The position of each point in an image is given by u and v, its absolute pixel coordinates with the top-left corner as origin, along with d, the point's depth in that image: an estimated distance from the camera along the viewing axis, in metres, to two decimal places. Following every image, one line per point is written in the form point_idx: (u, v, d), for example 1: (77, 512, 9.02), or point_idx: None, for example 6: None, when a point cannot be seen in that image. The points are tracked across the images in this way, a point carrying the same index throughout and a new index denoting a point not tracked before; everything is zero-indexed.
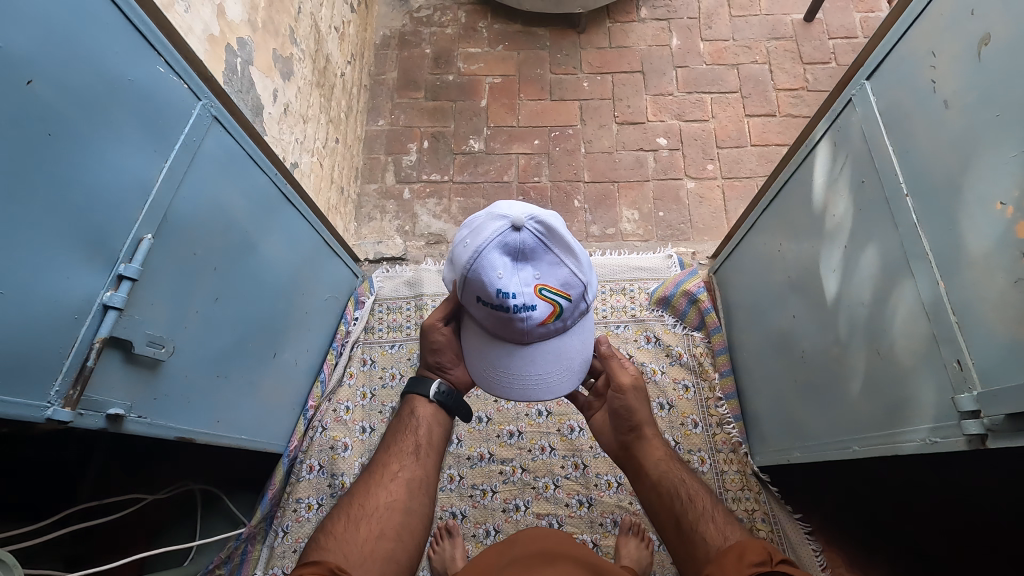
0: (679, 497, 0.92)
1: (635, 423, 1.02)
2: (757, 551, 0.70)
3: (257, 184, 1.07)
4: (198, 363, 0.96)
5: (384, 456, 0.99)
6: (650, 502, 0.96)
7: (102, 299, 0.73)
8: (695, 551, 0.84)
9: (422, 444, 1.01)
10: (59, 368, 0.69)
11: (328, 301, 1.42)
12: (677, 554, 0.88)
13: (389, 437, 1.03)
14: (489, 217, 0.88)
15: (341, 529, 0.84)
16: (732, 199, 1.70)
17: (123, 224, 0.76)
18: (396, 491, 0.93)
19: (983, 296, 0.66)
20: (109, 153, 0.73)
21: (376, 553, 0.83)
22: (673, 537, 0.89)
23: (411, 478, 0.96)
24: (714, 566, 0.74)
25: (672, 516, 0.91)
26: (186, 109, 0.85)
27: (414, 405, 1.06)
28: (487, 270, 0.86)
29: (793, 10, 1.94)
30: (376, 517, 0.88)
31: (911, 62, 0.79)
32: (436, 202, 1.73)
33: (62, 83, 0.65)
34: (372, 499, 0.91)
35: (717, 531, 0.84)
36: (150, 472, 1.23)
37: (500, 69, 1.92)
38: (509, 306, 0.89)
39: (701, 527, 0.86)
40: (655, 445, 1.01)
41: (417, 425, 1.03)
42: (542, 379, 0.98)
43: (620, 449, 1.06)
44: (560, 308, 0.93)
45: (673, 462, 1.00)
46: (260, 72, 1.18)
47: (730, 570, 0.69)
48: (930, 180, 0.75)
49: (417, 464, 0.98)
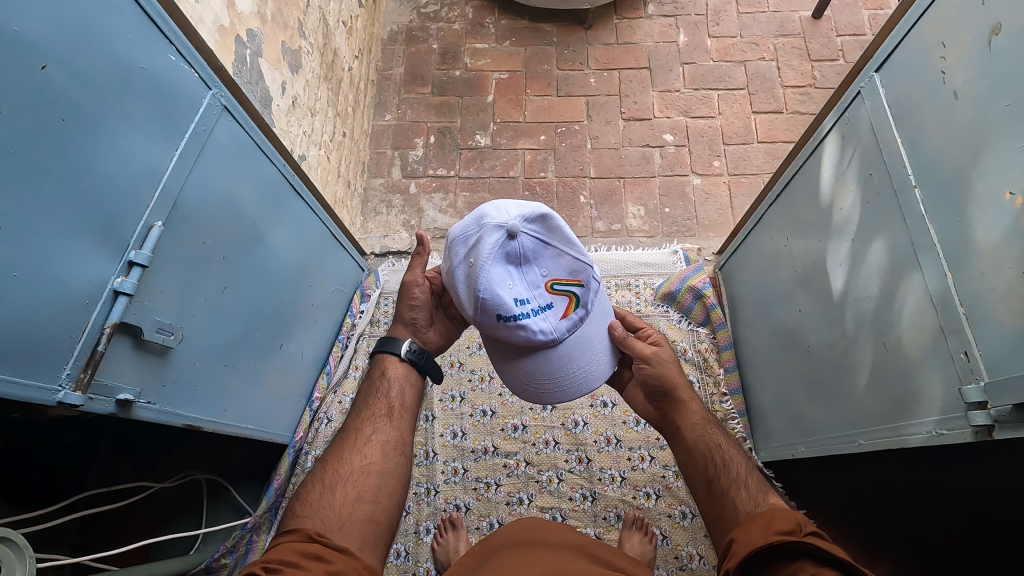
0: (712, 461, 0.90)
1: (668, 388, 1.01)
2: (787, 521, 0.70)
3: (265, 175, 1.08)
4: (205, 351, 0.96)
5: (356, 420, 0.95)
6: (684, 464, 0.95)
7: (113, 285, 0.74)
8: (724, 514, 0.83)
9: (395, 406, 0.97)
10: (71, 352, 0.69)
11: (334, 295, 1.43)
12: (705, 512, 0.88)
13: (361, 399, 1.00)
14: (481, 230, 0.88)
15: (315, 497, 0.81)
16: (738, 196, 1.69)
17: (134, 210, 0.77)
18: (372, 454, 0.89)
19: (992, 286, 0.66)
20: (120, 140, 0.73)
21: (356, 515, 0.80)
22: (704, 499, 0.89)
23: (385, 440, 0.92)
24: (741, 531, 0.74)
25: (704, 480, 0.90)
26: (197, 98, 0.86)
27: (384, 366, 1.03)
28: (496, 284, 0.86)
29: (801, 7, 1.94)
30: (351, 482, 0.84)
31: (921, 54, 0.79)
32: (442, 197, 1.74)
33: (76, 69, 0.66)
34: (346, 464, 0.87)
35: (749, 497, 0.82)
36: (155, 461, 1.24)
37: (507, 65, 1.92)
38: (528, 312, 0.88)
39: (733, 493, 0.84)
40: (693, 409, 1.00)
41: (388, 387, 1.00)
42: (583, 372, 0.96)
43: (659, 415, 1.06)
44: (576, 298, 0.92)
45: (710, 426, 0.98)
46: (269, 65, 1.19)
47: (757, 538, 0.70)
48: (939, 171, 0.75)
49: (392, 424, 0.94)
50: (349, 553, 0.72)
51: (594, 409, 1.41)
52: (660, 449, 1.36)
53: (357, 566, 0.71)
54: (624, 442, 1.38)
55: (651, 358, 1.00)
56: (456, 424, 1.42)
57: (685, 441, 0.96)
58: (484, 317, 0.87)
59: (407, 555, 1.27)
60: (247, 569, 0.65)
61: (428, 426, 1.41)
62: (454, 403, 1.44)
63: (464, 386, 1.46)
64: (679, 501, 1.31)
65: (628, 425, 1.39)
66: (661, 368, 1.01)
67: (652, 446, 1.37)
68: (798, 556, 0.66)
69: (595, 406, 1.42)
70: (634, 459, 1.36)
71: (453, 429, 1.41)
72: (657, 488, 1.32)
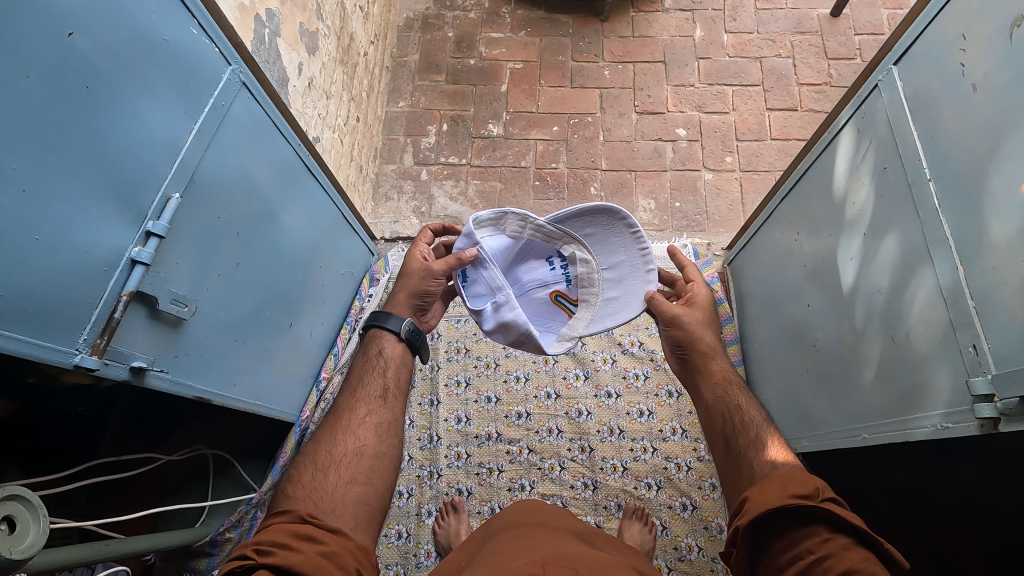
0: (732, 421, 0.89)
1: (692, 343, 1.00)
2: (803, 484, 0.71)
3: (281, 153, 1.09)
4: (217, 325, 0.97)
5: (350, 399, 0.95)
6: (704, 423, 0.94)
7: (131, 254, 0.75)
8: (741, 475, 0.82)
9: (390, 386, 0.97)
10: (88, 318, 0.71)
11: (343, 277, 1.44)
12: (722, 473, 0.87)
13: (355, 376, 0.99)
14: (451, 271, 1.01)
15: (309, 479, 0.82)
16: (749, 192, 1.69)
17: (153, 181, 0.78)
18: (365, 437, 0.89)
19: (1004, 280, 0.66)
20: (143, 112, 0.74)
21: (349, 497, 0.81)
22: (721, 459, 0.87)
23: (379, 422, 0.92)
24: (755, 489, 0.73)
25: (721, 439, 0.88)
26: (217, 73, 0.87)
27: (381, 344, 1.02)
28: (512, 225, 0.98)
29: (820, 4, 1.92)
30: (344, 465, 0.84)
31: (940, 46, 0.79)
32: (453, 184, 1.75)
33: (101, 39, 0.66)
34: (339, 446, 0.87)
35: (767, 459, 0.80)
36: (166, 436, 1.26)
37: (521, 55, 1.92)
38: (561, 260, 1.01)
39: (751, 455, 0.83)
40: (717, 368, 0.98)
41: (385, 365, 0.99)
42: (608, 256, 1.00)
43: (682, 369, 1.04)
44: (542, 318, 1.03)
45: (735, 386, 0.95)
46: (287, 45, 1.19)
47: (771, 499, 0.70)
48: (954, 164, 0.75)
49: (385, 406, 0.95)
50: (342, 533, 0.73)
51: (597, 399, 1.42)
52: (662, 441, 1.37)
53: (350, 545, 0.72)
54: (626, 433, 1.38)
55: (680, 318, 1.00)
56: (461, 410, 1.42)
57: (706, 400, 0.95)
58: (553, 226, 0.96)
59: (408, 537, 1.29)
60: (238, 551, 0.66)
61: (432, 410, 1.42)
62: (459, 388, 1.45)
63: (469, 372, 1.47)
64: (679, 493, 1.31)
65: (632, 416, 1.40)
66: (690, 325, 1.01)
67: (655, 437, 1.37)
68: (812, 520, 0.69)
69: (599, 396, 1.43)
70: (636, 450, 1.36)
71: (457, 415, 1.42)
72: (658, 479, 1.33)
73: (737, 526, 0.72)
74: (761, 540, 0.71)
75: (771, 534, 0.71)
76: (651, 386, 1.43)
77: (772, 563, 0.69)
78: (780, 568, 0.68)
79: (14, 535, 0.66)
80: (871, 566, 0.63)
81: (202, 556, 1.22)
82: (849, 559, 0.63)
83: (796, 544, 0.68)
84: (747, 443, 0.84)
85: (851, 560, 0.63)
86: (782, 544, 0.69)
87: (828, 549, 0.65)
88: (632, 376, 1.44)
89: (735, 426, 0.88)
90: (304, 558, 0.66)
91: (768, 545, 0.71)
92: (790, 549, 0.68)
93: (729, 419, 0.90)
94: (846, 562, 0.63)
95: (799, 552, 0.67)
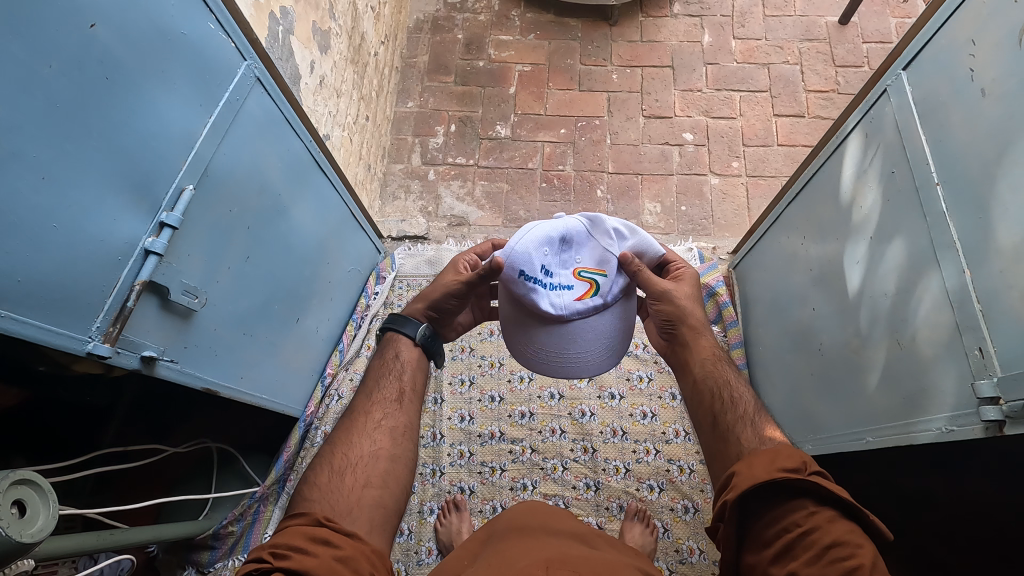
0: (719, 397, 0.88)
1: (680, 320, 1.01)
2: (791, 458, 0.71)
3: (292, 150, 1.10)
4: (227, 319, 0.98)
5: (366, 401, 0.95)
6: (690, 399, 0.94)
7: (145, 244, 0.76)
8: (727, 450, 0.81)
9: (406, 390, 0.98)
10: (102, 307, 0.72)
11: (350, 274, 1.44)
12: (707, 451, 0.86)
13: (371, 378, 1.00)
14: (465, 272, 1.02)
15: (325, 481, 0.81)
16: (755, 197, 1.70)
17: (167, 172, 0.79)
18: (381, 440, 0.89)
19: (1010, 284, 0.66)
20: (159, 103, 0.75)
21: (364, 501, 0.80)
22: (706, 434, 0.87)
23: (395, 426, 0.92)
24: (742, 464, 0.73)
25: (709, 415, 0.88)
26: (231, 68, 0.88)
27: (397, 349, 1.03)
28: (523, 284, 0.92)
29: (828, 12, 1.93)
30: (361, 468, 0.84)
31: (948, 52, 0.80)
32: (460, 184, 1.76)
33: (122, 31, 0.68)
34: (355, 448, 0.87)
35: (755, 434, 0.80)
36: (172, 427, 1.27)
37: (530, 57, 1.94)
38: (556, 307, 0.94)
39: (738, 430, 0.82)
40: (704, 344, 0.98)
41: (401, 369, 1.00)
42: (577, 358, 0.98)
43: (667, 346, 1.05)
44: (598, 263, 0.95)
45: (720, 362, 0.95)
46: (300, 43, 1.21)
47: (760, 473, 0.70)
48: (961, 169, 0.76)
49: (402, 412, 0.95)
50: (357, 537, 0.73)
51: (600, 400, 1.42)
52: (665, 443, 1.37)
53: (366, 550, 0.72)
54: (629, 434, 1.39)
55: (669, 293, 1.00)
56: (465, 409, 1.43)
57: (694, 377, 0.95)
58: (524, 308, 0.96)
59: (410, 534, 1.29)
60: (255, 554, 0.67)
61: (436, 409, 1.43)
62: (463, 387, 1.45)
63: (473, 372, 1.47)
64: (681, 496, 1.31)
65: (635, 418, 1.40)
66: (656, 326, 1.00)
67: (658, 439, 1.38)
68: (799, 493, 0.69)
69: (602, 397, 1.43)
70: (638, 452, 1.37)
71: (461, 414, 1.42)
72: (660, 481, 1.33)
73: (725, 500, 0.71)
74: (749, 516, 0.71)
75: (758, 507, 0.71)
76: (655, 388, 1.43)
77: (757, 537, 0.70)
78: (766, 541, 0.69)
79: (25, 519, 0.66)
80: (855, 537, 0.64)
81: (205, 548, 1.23)
82: (835, 532, 0.65)
83: (783, 515, 0.68)
84: (732, 423, 0.84)
85: (837, 532, 0.64)
86: (768, 517, 0.70)
87: (815, 521, 0.66)
88: (636, 378, 1.44)
89: (719, 406, 0.87)
90: (320, 562, 0.66)
91: (754, 520, 0.71)
92: (777, 521, 0.69)
93: (716, 398, 0.89)
94: (831, 534, 0.64)
95: (785, 526, 0.68)
